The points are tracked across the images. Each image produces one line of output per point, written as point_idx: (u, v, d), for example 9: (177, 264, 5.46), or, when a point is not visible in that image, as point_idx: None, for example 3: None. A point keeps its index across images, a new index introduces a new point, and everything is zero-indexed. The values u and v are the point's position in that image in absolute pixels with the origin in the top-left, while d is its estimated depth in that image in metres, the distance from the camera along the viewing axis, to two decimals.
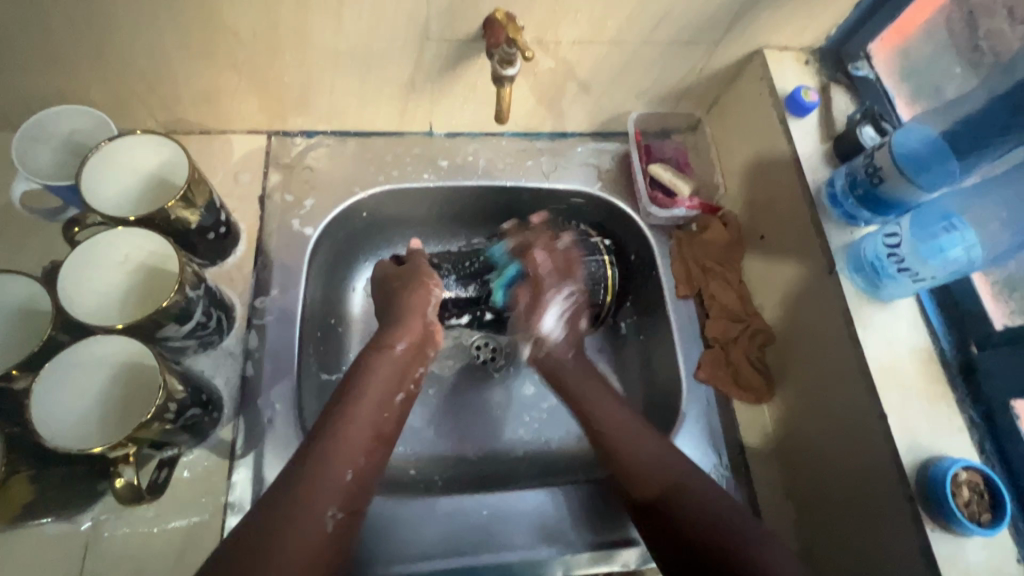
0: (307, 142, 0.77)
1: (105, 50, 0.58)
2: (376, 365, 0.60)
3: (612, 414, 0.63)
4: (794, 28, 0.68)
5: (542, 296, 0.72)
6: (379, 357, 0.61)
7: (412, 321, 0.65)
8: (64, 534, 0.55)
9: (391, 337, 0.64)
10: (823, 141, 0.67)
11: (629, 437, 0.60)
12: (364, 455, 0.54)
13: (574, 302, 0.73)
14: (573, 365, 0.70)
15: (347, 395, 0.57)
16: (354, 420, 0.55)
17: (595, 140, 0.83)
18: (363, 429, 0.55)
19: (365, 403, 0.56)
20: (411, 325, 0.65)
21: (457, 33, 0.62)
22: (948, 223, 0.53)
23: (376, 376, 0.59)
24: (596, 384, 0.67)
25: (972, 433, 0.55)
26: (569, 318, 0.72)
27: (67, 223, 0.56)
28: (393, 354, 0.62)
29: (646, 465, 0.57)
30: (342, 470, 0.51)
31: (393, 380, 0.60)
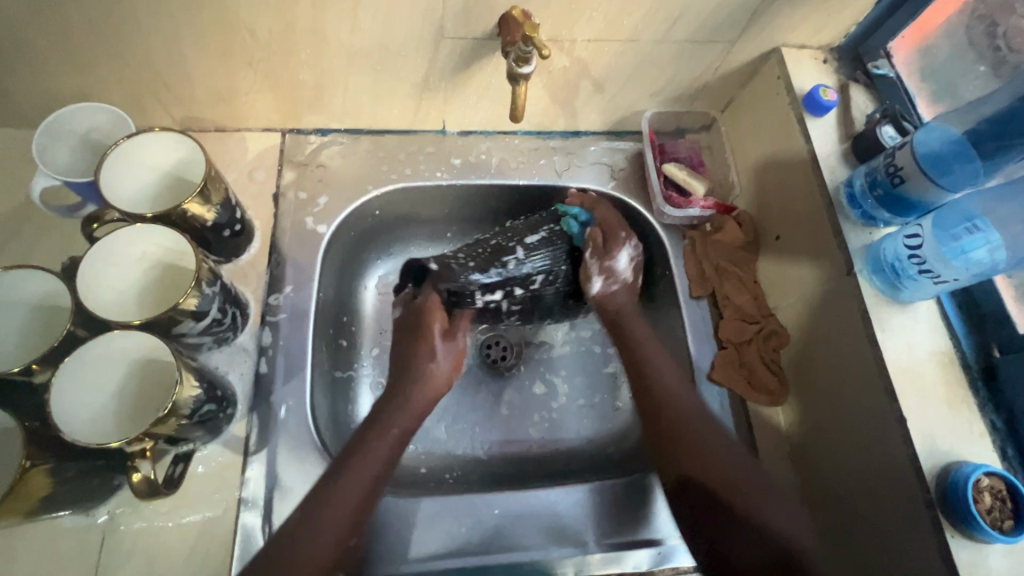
0: (321, 140, 0.77)
1: (123, 48, 0.59)
2: (371, 448, 0.59)
3: (685, 397, 0.64)
4: (812, 26, 0.67)
5: (614, 241, 0.70)
6: (392, 413, 0.62)
7: (427, 377, 0.66)
8: (81, 526, 0.56)
9: (407, 391, 0.64)
10: (842, 141, 0.66)
11: (693, 428, 0.62)
12: (344, 539, 0.54)
13: (635, 259, 0.72)
14: (632, 307, 0.71)
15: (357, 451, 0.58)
16: (341, 502, 0.54)
17: (609, 139, 0.82)
18: (347, 514, 0.54)
19: (355, 487, 0.56)
20: (427, 379, 0.66)
21: (472, 31, 0.62)
22: (970, 224, 0.52)
23: (410, 405, 0.63)
24: (652, 337, 0.70)
25: (993, 439, 0.54)
26: (634, 268, 0.72)
27: (87, 219, 0.57)
28: (389, 439, 0.60)
29: (705, 453, 0.60)
30: (321, 556, 0.52)
31: (404, 435, 0.62)
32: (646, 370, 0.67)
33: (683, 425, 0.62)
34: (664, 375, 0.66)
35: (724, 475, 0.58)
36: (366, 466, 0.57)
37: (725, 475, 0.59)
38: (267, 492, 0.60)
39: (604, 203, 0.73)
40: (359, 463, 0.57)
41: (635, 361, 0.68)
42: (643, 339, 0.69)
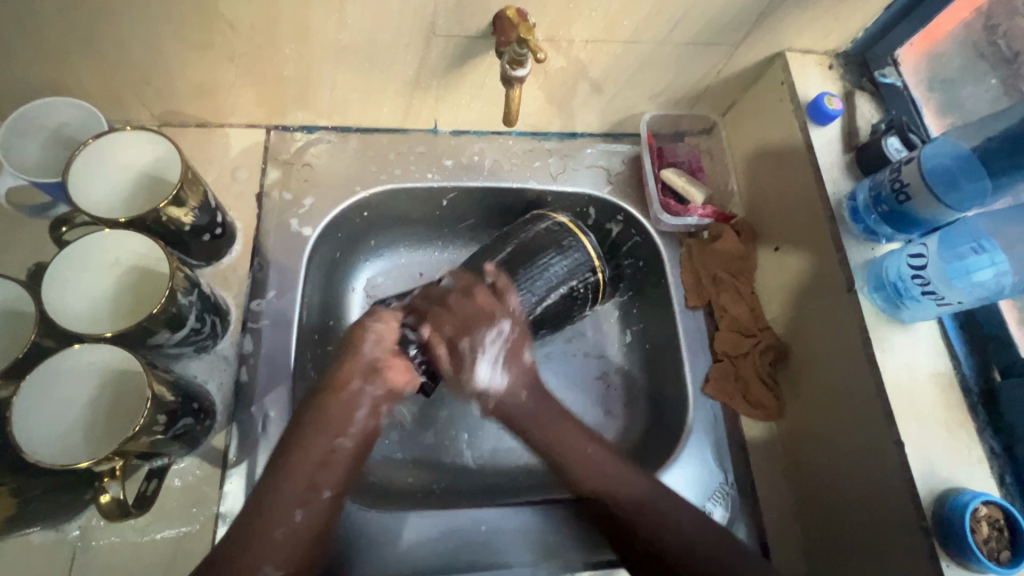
0: (307, 137, 0.74)
1: (95, 41, 0.55)
2: (323, 413, 0.55)
3: (616, 480, 0.57)
4: (819, 31, 0.65)
5: (518, 341, 0.63)
6: (325, 398, 0.56)
7: (360, 352, 0.58)
8: (52, 542, 0.54)
9: (341, 374, 0.57)
10: (846, 151, 0.64)
11: (605, 470, 0.58)
12: (304, 503, 0.51)
13: (509, 338, 0.63)
14: (529, 403, 0.63)
15: (293, 438, 0.53)
16: (292, 468, 0.52)
17: (606, 142, 0.80)
18: (302, 475, 0.52)
19: (304, 453, 0.52)
20: (361, 352, 0.58)
21: (465, 29, 0.59)
22: (976, 244, 0.51)
23: (349, 371, 0.57)
24: (569, 420, 0.62)
25: (992, 464, 0.52)
26: (508, 360, 0.62)
27: (55, 222, 0.55)
28: (347, 398, 0.56)
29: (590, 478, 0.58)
30: (276, 528, 0.49)
31: (346, 422, 0.55)
32: (516, 391, 0.62)
33: (613, 488, 0.57)
34: (569, 447, 0.60)
35: (634, 496, 0.56)
36: (312, 437, 0.53)
37: (682, 540, 0.53)
38: (246, 507, 0.58)
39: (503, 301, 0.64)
40: (305, 431, 0.54)
41: (529, 411, 0.62)
42: (536, 397, 0.63)
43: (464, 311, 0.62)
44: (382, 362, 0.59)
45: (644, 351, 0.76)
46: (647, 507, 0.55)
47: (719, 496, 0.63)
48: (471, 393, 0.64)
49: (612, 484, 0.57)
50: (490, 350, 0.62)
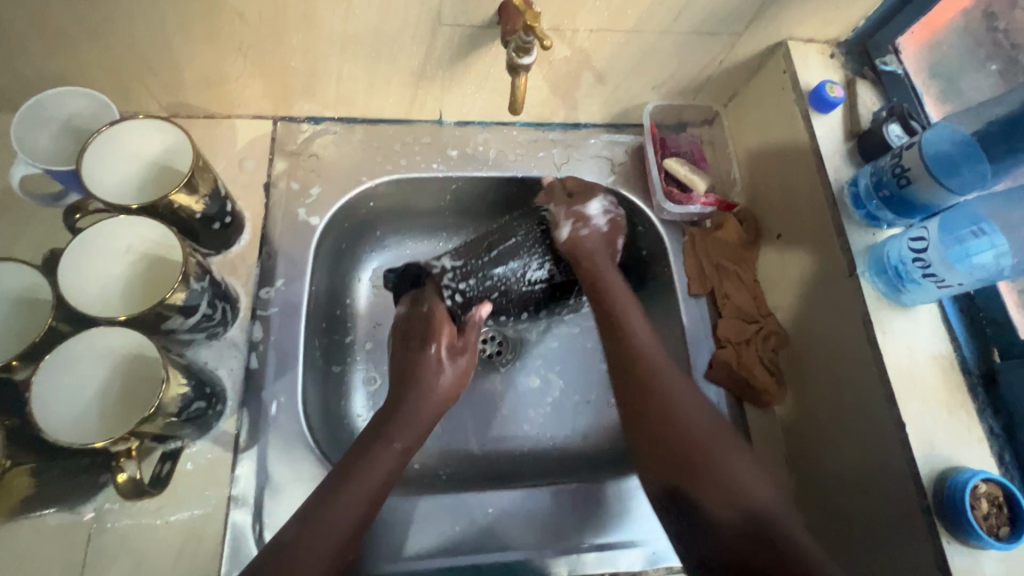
0: (314, 128, 0.75)
1: (105, 31, 0.56)
2: (371, 463, 0.56)
3: (733, 458, 0.55)
4: (820, 20, 0.65)
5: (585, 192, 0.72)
6: (378, 452, 0.57)
7: (417, 417, 0.60)
8: (68, 524, 0.55)
9: (392, 430, 0.58)
10: (847, 139, 0.64)
11: (717, 446, 0.56)
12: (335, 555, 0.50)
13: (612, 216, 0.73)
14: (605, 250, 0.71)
15: (347, 480, 0.54)
16: (336, 516, 0.52)
17: (609, 133, 0.81)
18: (345, 526, 0.52)
19: (349, 500, 0.53)
20: (416, 421, 0.60)
21: (472, 19, 0.60)
22: (976, 228, 0.51)
23: (414, 417, 0.60)
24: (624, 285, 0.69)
25: (992, 444, 0.53)
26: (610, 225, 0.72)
27: (69, 210, 0.56)
28: (391, 456, 0.57)
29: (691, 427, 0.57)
30: (317, 564, 0.49)
31: (390, 480, 0.56)
32: (632, 335, 0.64)
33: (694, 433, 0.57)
34: (690, 415, 0.58)
35: (741, 508, 0.51)
36: (357, 487, 0.53)
37: (788, 528, 0.49)
38: (257, 490, 0.59)
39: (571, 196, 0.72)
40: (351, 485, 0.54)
41: (648, 367, 0.62)
42: (662, 365, 0.61)
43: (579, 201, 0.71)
44: (426, 433, 0.61)
45: None
46: (759, 514, 0.51)
47: None
48: (564, 220, 0.70)
49: (695, 430, 0.57)
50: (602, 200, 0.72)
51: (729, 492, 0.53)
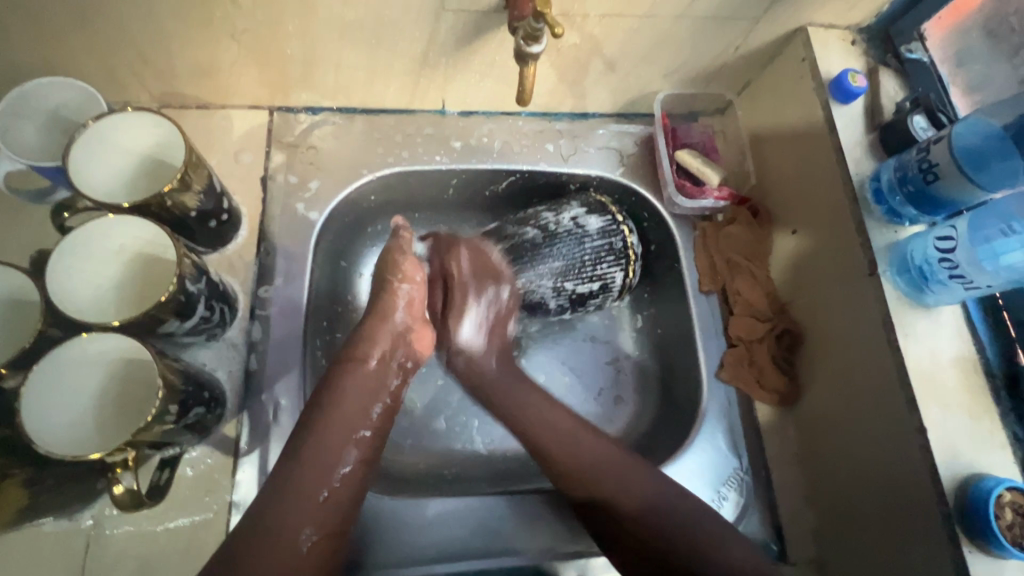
0: (311, 119, 0.73)
1: (91, 18, 0.53)
2: (345, 381, 0.56)
3: (614, 485, 0.55)
4: (841, 5, 0.62)
5: (456, 294, 0.67)
6: (350, 369, 0.57)
7: (379, 331, 0.61)
8: (66, 531, 0.53)
9: (363, 349, 0.59)
10: (869, 131, 0.62)
11: (610, 475, 0.56)
12: (336, 470, 0.52)
13: (495, 308, 0.68)
14: (496, 371, 0.65)
15: (322, 405, 0.54)
16: (322, 440, 0.52)
17: (617, 122, 0.78)
18: (339, 443, 0.53)
19: (336, 424, 0.53)
20: (379, 334, 0.61)
21: (476, 4, 0.57)
22: (1007, 225, 0.48)
23: (376, 335, 0.61)
24: (525, 382, 0.65)
25: (1015, 450, 0.52)
26: (490, 327, 0.68)
27: (57, 208, 0.53)
28: (364, 371, 0.58)
29: (624, 492, 0.54)
30: (315, 487, 0.50)
31: (369, 392, 0.57)
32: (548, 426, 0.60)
33: (601, 474, 0.56)
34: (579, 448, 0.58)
35: (641, 497, 0.54)
36: (336, 411, 0.54)
37: (676, 521, 0.52)
38: None
39: (458, 255, 0.67)
40: (334, 396, 0.55)
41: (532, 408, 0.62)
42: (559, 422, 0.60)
43: (466, 277, 0.67)
44: (398, 345, 0.62)
45: (655, 336, 0.75)
46: (648, 512, 0.53)
47: (734, 482, 0.63)
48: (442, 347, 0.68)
49: (612, 474, 0.56)
50: (473, 313, 0.67)
51: (608, 497, 0.54)
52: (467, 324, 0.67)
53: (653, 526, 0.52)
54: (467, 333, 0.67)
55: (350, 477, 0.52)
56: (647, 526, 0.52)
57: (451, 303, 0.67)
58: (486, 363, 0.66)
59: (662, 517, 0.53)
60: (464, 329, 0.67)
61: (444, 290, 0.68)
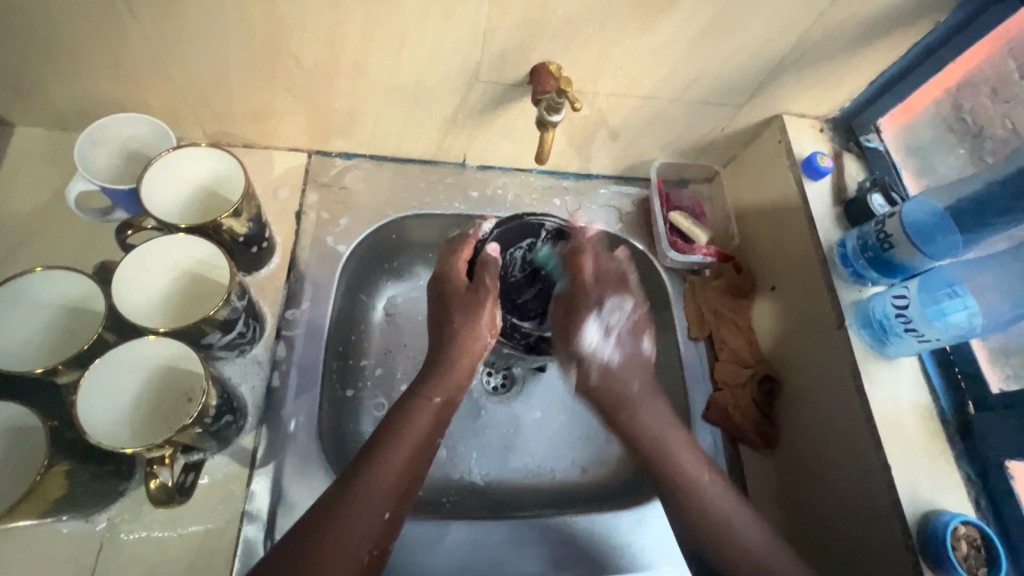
0: (345, 163, 0.81)
1: (171, 65, 0.62)
2: (413, 416, 0.60)
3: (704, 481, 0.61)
4: (810, 98, 0.74)
5: (583, 308, 0.67)
6: (417, 405, 0.61)
7: (455, 366, 0.64)
8: (80, 532, 0.55)
9: (429, 387, 0.62)
10: (836, 204, 0.72)
11: (731, 519, 0.58)
12: (394, 493, 0.55)
13: (629, 319, 0.70)
14: (640, 389, 0.67)
15: (389, 436, 0.57)
16: (387, 474, 0.55)
17: (617, 184, 0.87)
18: (393, 482, 0.55)
19: (396, 455, 0.56)
20: (453, 374, 0.64)
21: (505, 77, 0.66)
22: (952, 289, 0.57)
23: (454, 370, 0.63)
24: (660, 400, 0.67)
25: (968, 490, 0.58)
26: (628, 333, 0.70)
27: (122, 226, 0.58)
28: (432, 408, 0.61)
29: (711, 497, 0.60)
30: (378, 512, 0.53)
31: (430, 435, 0.60)
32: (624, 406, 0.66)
33: (695, 486, 0.60)
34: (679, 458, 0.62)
35: (724, 508, 0.59)
36: (403, 444, 0.57)
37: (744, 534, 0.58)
38: (273, 506, 0.60)
39: (590, 257, 0.70)
40: (392, 434, 0.58)
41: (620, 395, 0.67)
42: (676, 445, 0.63)
43: (604, 273, 0.70)
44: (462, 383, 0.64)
45: (647, 380, 0.80)
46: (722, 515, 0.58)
47: None
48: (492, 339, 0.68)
49: (720, 496, 0.60)
50: (599, 322, 0.68)
51: (695, 500, 0.60)
52: (593, 331, 0.67)
53: (727, 532, 0.58)
54: (592, 342, 0.68)
55: (396, 514, 0.55)
56: (721, 528, 0.58)
57: (572, 323, 0.66)
58: (626, 387, 0.67)
59: (735, 527, 0.58)
60: (590, 341, 0.67)
61: (577, 264, 0.69)
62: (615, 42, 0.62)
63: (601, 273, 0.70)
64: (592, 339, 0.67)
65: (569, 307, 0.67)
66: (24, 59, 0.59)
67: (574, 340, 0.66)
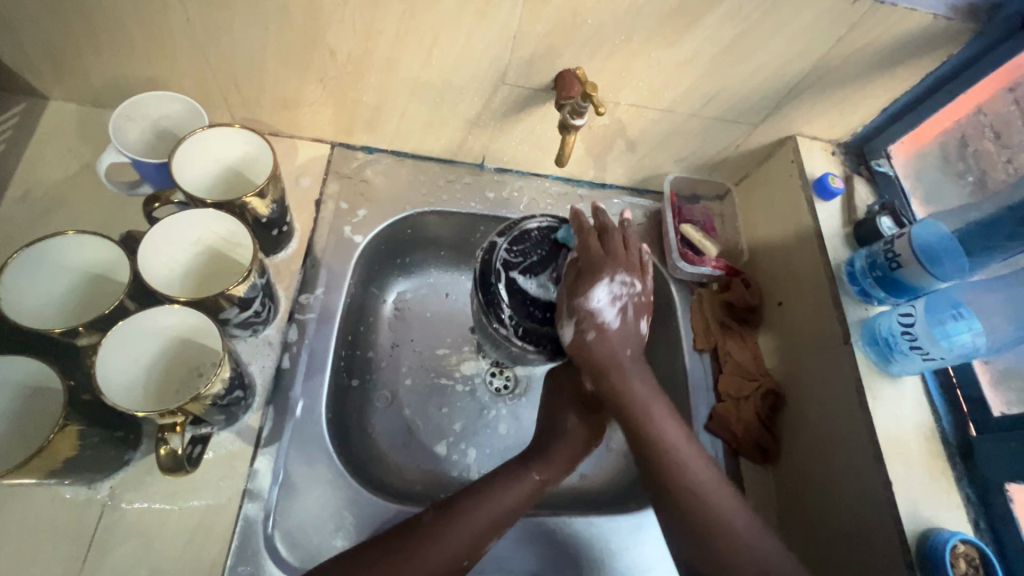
0: (367, 157, 0.82)
1: (208, 49, 0.64)
2: (502, 489, 0.60)
3: (696, 478, 0.59)
4: (824, 122, 0.76)
5: (590, 270, 0.62)
6: (513, 477, 0.62)
7: (557, 457, 0.64)
8: (82, 499, 0.56)
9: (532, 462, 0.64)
10: (845, 225, 0.73)
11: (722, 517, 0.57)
12: (469, 535, 0.57)
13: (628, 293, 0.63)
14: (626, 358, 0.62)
15: (466, 502, 0.59)
16: (448, 549, 0.55)
17: (630, 195, 0.89)
18: (455, 553, 0.56)
19: (460, 531, 0.57)
20: (556, 460, 0.64)
21: (530, 82, 0.69)
22: (957, 311, 0.59)
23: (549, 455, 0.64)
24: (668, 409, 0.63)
25: (967, 510, 0.58)
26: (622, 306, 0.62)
27: (150, 198, 0.59)
28: (531, 483, 0.62)
29: (715, 502, 0.58)
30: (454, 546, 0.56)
31: (524, 503, 0.60)
32: (648, 418, 0.61)
33: (701, 488, 0.58)
34: (683, 461, 0.59)
35: (722, 509, 0.58)
36: (473, 520, 0.57)
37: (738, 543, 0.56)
38: (274, 485, 0.60)
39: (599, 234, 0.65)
40: (474, 503, 0.58)
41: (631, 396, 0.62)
42: (690, 462, 0.59)
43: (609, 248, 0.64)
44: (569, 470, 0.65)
45: None
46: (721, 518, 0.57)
47: None
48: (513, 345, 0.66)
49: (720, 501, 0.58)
50: (608, 289, 0.62)
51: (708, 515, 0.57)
52: (602, 293, 0.61)
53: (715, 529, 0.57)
54: (598, 305, 0.61)
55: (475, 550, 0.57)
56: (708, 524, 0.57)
57: (580, 283, 0.62)
58: (619, 352, 0.62)
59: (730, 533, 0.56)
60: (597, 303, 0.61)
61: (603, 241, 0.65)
62: (640, 54, 0.64)
63: (610, 243, 0.64)
64: (599, 303, 0.61)
65: (580, 270, 0.63)
66: (66, 34, 0.61)
67: (579, 298, 0.62)
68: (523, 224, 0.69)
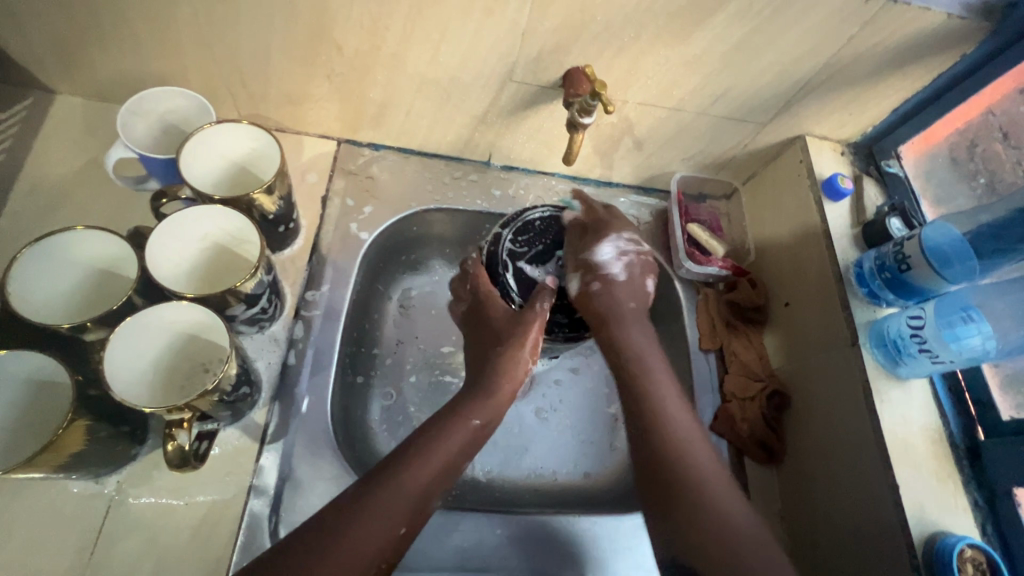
0: (373, 154, 0.82)
1: (216, 45, 0.63)
2: (448, 434, 0.58)
3: (692, 456, 0.57)
4: (833, 121, 0.75)
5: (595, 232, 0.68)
6: (455, 422, 0.59)
7: (498, 386, 0.63)
8: (89, 493, 0.56)
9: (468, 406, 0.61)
10: (854, 226, 0.73)
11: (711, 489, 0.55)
12: (408, 507, 0.53)
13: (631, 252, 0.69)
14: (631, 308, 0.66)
15: (409, 456, 0.55)
16: (393, 501, 0.52)
17: (637, 194, 0.89)
18: (405, 500, 0.53)
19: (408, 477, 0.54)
20: (496, 394, 0.62)
21: (538, 79, 0.68)
22: (966, 314, 0.58)
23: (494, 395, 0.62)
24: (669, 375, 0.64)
25: (975, 514, 0.58)
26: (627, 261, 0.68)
27: (156, 195, 0.61)
28: (468, 428, 0.59)
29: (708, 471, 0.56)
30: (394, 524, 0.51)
31: (459, 454, 0.58)
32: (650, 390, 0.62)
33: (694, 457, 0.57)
34: (677, 425, 0.59)
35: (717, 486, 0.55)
36: (414, 473, 0.54)
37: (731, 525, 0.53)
38: (279, 481, 0.60)
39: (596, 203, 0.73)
40: (418, 459, 0.55)
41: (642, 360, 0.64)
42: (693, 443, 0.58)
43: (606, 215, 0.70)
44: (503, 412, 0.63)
45: None
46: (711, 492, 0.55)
47: None
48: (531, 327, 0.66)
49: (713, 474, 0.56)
50: (613, 244, 0.68)
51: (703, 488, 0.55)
52: (608, 248, 0.67)
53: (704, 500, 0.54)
54: (605, 258, 0.67)
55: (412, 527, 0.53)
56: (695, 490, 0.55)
57: (586, 241, 0.68)
58: (624, 303, 0.66)
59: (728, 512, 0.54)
60: (604, 259, 0.67)
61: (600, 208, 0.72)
62: (649, 51, 0.64)
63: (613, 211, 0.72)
64: (606, 256, 0.67)
65: (583, 233, 0.69)
66: (75, 29, 0.61)
67: (586, 253, 0.67)
68: (523, 215, 0.71)
